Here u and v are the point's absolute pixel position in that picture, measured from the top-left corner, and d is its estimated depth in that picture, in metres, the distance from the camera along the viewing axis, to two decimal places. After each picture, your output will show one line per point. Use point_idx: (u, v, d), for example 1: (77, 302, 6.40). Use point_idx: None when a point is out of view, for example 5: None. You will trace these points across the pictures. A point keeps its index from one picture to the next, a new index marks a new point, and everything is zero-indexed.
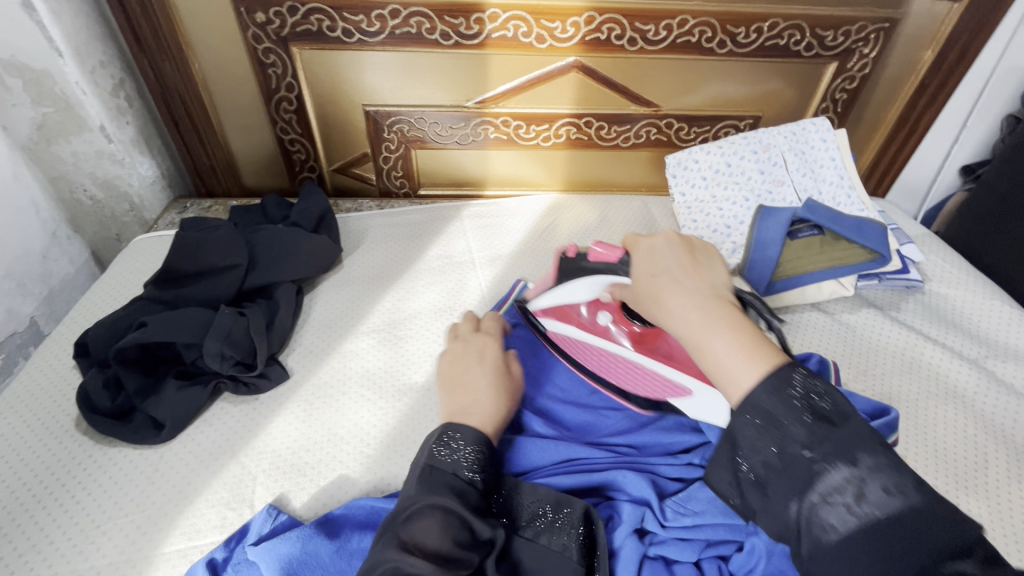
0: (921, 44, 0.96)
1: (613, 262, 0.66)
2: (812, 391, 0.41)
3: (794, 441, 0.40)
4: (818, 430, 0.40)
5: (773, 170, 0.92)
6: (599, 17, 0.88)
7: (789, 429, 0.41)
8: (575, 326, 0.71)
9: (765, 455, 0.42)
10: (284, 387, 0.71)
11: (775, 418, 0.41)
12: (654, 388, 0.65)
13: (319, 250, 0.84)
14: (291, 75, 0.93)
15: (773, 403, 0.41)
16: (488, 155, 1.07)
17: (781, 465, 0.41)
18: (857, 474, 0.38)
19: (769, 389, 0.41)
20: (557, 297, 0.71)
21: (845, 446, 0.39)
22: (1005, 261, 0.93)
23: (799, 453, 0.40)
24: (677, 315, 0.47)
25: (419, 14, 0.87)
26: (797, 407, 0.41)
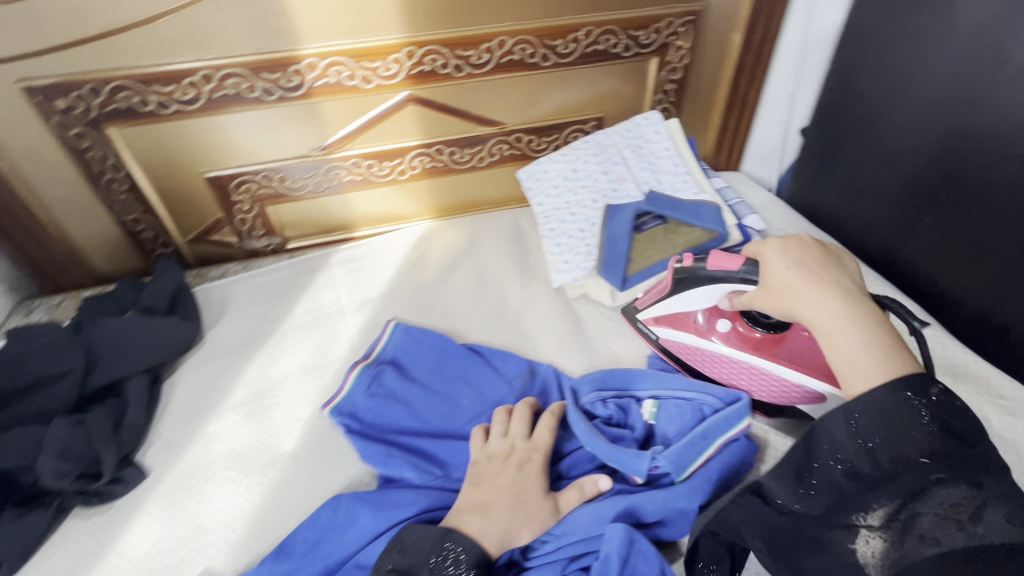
0: (727, 30, 1.03)
1: (733, 269, 0.67)
2: (947, 405, 0.47)
3: (914, 449, 0.45)
4: (948, 445, 0.45)
5: (615, 169, 0.96)
6: (418, 51, 0.90)
7: (915, 435, 0.45)
8: (692, 333, 0.76)
9: (875, 453, 0.46)
10: (141, 488, 0.68)
11: (904, 422, 0.46)
12: (777, 391, 0.71)
13: (170, 332, 0.81)
14: (114, 155, 0.89)
15: (901, 406, 0.46)
16: (349, 197, 1.07)
17: (893, 467, 0.45)
18: (976, 496, 0.43)
19: (895, 391, 0.47)
20: (673, 307, 0.77)
21: (954, 469, 0.44)
22: (834, 215, 1.01)
23: (918, 460, 0.45)
24: (821, 309, 0.54)
25: (234, 75, 0.85)
26: (926, 416, 0.46)
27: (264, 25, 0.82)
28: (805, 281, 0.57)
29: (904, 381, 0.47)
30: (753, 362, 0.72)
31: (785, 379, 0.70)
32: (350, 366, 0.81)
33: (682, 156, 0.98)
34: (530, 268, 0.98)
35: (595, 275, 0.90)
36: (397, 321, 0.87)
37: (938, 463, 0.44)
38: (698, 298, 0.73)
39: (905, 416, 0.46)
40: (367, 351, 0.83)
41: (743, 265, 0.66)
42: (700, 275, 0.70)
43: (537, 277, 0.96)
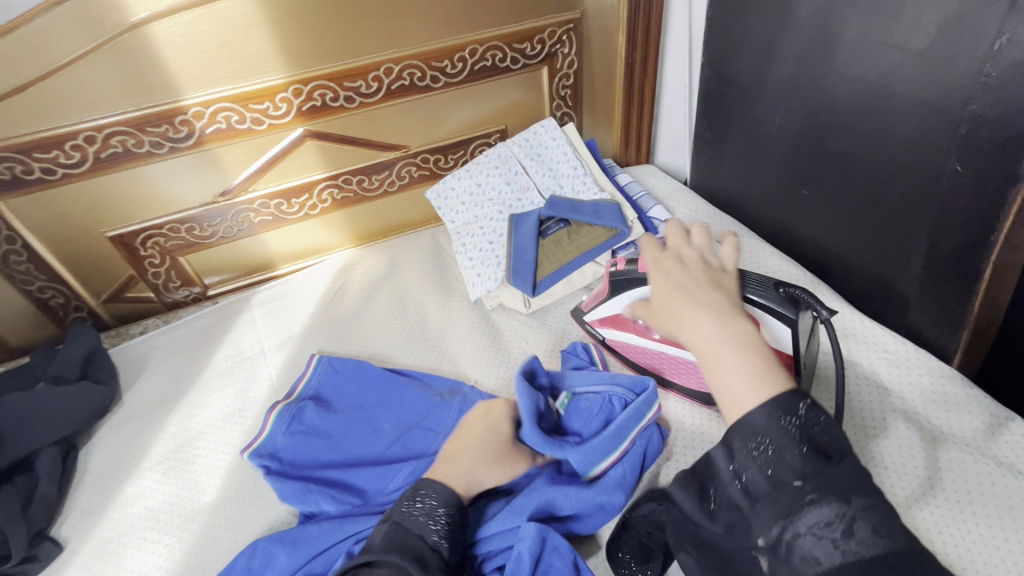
0: (611, 33, 1.07)
1: None
2: (813, 418, 0.43)
3: (790, 472, 0.42)
4: (815, 464, 0.41)
5: (517, 179, 0.99)
6: (305, 88, 0.91)
7: (786, 456, 0.42)
8: (632, 332, 0.77)
9: (755, 477, 0.43)
10: (58, 562, 0.67)
11: (773, 445, 0.43)
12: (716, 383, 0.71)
13: (81, 399, 0.80)
14: (6, 227, 0.88)
15: (772, 427, 0.43)
16: (264, 238, 1.07)
17: (771, 490, 0.42)
18: (846, 512, 0.39)
19: (768, 412, 0.43)
20: (612, 308, 0.78)
21: (829, 488, 0.40)
22: (735, 196, 1.06)
23: (791, 481, 0.42)
24: (694, 330, 0.50)
25: (119, 132, 0.85)
26: (797, 437, 0.42)
27: (142, 80, 0.82)
28: (682, 302, 0.52)
29: (772, 402, 0.44)
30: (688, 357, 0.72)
31: None
32: (270, 408, 0.81)
33: (581, 158, 1.01)
34: (449, 285, 1.00)
35: (507, 284, 0.92)
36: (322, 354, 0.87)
37: (813, 485, 0.41)
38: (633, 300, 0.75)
39: (778, 437, 0.43)
40: (288, 391, 0.83)
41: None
42: (632, 278, 0.73)
43: (456, 293, 0.98)
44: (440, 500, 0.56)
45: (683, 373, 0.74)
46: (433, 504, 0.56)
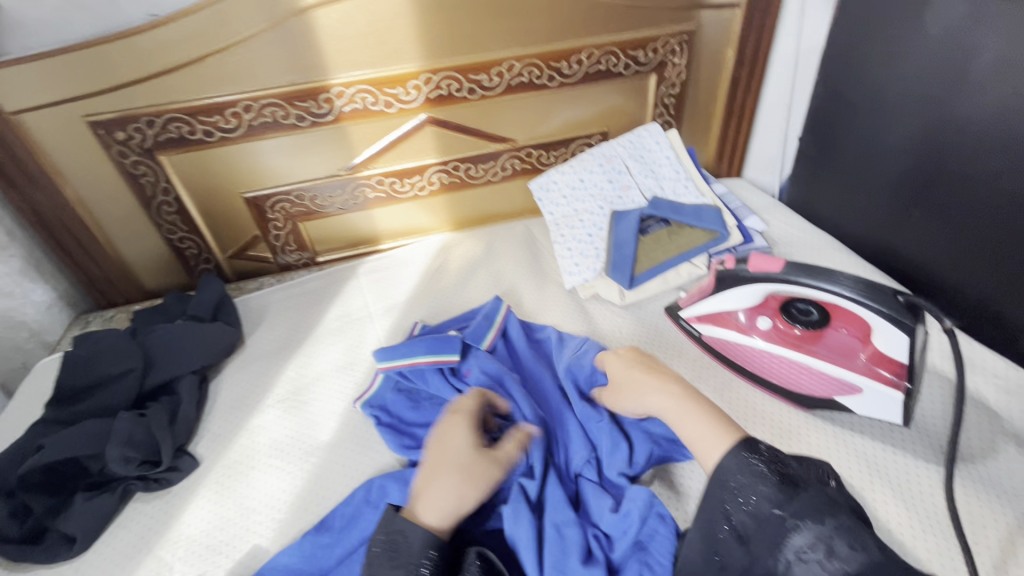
0: (721, 47, 1.11)
1: (773, 271, 0.73)
2: (776, 456, 0.53)
3: (767, 502, 0.50)
4: (788, 493, 0.49)
5: (620, 178, 1.03)
6: (435, 77, 0.99)
7: (761, 495, 0.50)
8: (733, 330, 0.81)
9: (742, 515, 0.51)
10: (195, 475, 0.75)
11: (743, 482, 0.52)
12: (819, 386, 0.74)
13: (216, 337, 0.89)
14: (164, 180, 0.99)
15: (742, 467, 0.53)
16: (373, 213, 1.15)
17: (756, 522, 0.49)
18: (826, 531, 0.46)
19: (734, 460, 0.53)
20: (715, 305, 0.82)
21: (806, 508, 0.48)
22: (832, 214, 1.06)
23: (771, 512, 0.49)
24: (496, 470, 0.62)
25: (272, 104, 0.95)
26: (767, 472, 0.51)
27: (299, 59, 0.92)
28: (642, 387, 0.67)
29: (732, 456, 0.54)
30: (794, 357, 0.76)
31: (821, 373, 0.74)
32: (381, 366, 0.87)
33: (682, 163, 1.05)
34: (543, 273, 1.05)
35: (604, 276, 0.97)
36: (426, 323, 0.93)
37: (790, 510, 0.48)
38: (739, 297, 0.79)
39: (747, 475, 0.52)
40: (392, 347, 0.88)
41: (782, 268, 0.72)
42: (742, 276, 0.76)
43: (550, 281, 1.03)
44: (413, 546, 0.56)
45: (786, 373, 0.76)
46: (409, 554, 0.55)
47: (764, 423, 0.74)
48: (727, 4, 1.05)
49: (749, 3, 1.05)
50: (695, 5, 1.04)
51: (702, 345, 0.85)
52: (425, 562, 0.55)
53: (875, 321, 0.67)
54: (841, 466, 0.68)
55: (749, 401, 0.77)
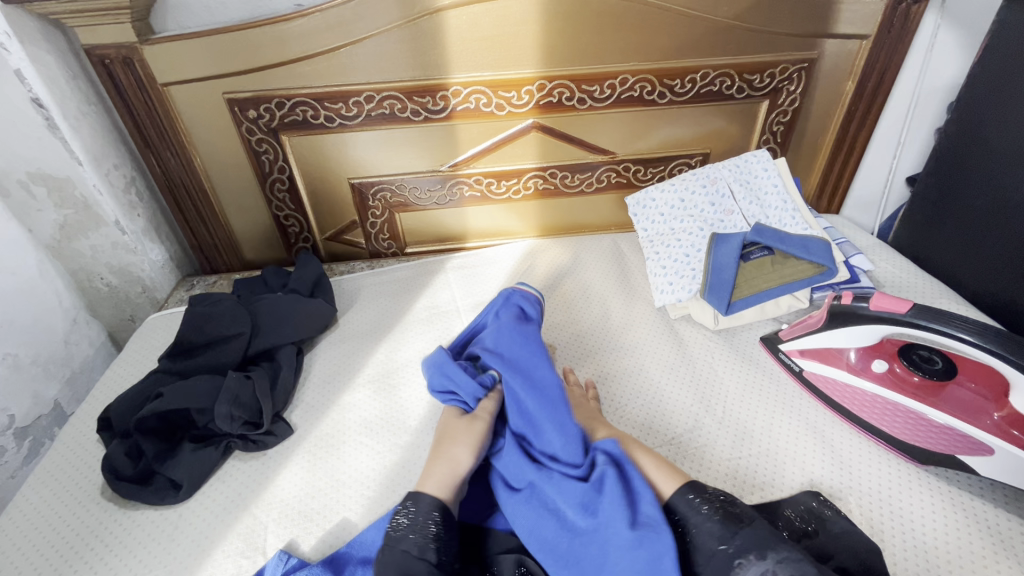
0: (842, 78, 1.08)
1: (901, 312, 0.70)
2: (720, 497, 0.59)
3: (713, 538, 0.55)
4: (730, 528, 0.55)
5: (723, 201, 1.01)
6: (549, 84, 1.00)
7: (706, 528, 0.56)
8: (842, 368, 0.78)
9: (694, 550, 0.56)
10: (289, 442, 0.77)
11: (689, 517, 0.58)
12: (939, 441, 0.69)
13: (315, 312, 0.93)
14: (282, 159, 1.04)
15: (685, 507, 0.59)
16: (466, 211, 1.18)
17: (705, 560, 0.55)
18: (771, 568, 0.51)
19: (681, 492, 0.61)
20: (823, 341, 0.79)
21: (746, 544, 0.53)
22: (949, 261, 1.00)
23: (718, 548, 0.54)
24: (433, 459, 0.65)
25: (392, 97, 0.98)
26: (711, 510, 0.58)
27: (424, 56, 0.95)
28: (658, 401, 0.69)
29: (679, 492, 0.61)
30: (913, 406, 0.72)
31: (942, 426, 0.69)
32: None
33: (789, 193, 1.02)
34: (632, 289, 1.04)
35: (699, 297, 0.94)
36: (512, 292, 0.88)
37: (734, 546, 0.54)
38: (854, 337, 0.76)
39: (693, 513, 0.58)
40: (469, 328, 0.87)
41: (910, 310, 0.69)
42: (861, 314, 0.74)
43: (639, 298, 1.01)
44: (419, 514, 0.59)
45: (901, 421, 0.72)
46: (420, 511, 0.59)
47: (867, 476, 0.69)
48: (855, 35, 1.02)
49: (879, 35, 1.01)
50: (822, 33, 1.01)
51: (803, 380, 0.81)
52: (435, 523, 0.58)
53: (1012, 376, 0.63)
54: (962, 540, 0.61)
55: (852, 449, 0.72)
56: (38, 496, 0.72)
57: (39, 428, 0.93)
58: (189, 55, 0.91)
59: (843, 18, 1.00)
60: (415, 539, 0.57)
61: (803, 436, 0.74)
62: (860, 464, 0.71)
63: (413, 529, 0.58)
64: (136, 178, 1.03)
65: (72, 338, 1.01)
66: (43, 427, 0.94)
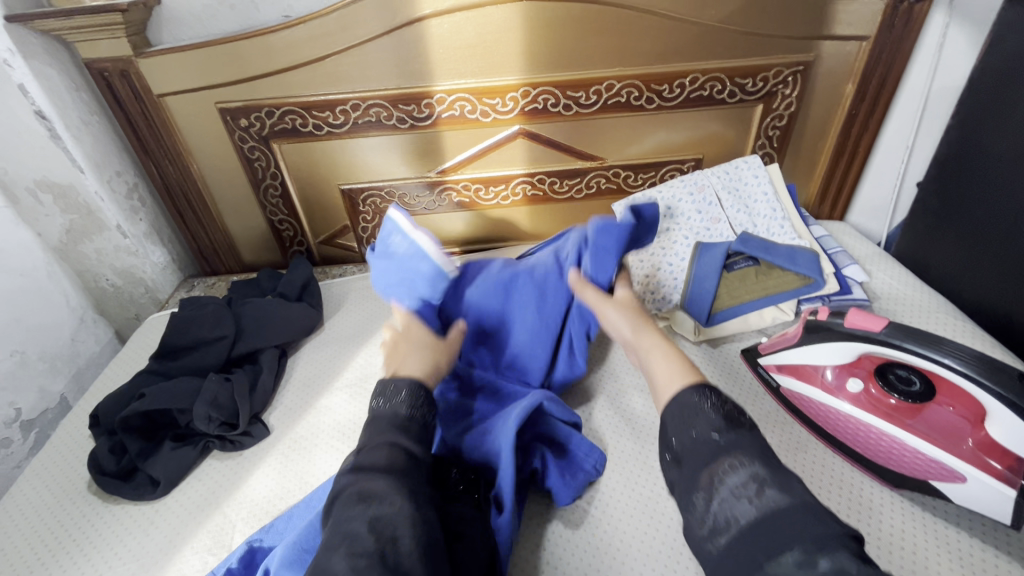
0: (841, 81, 1.04)
1: (874, 331, 0.67)
2: (729, 403, 0.54)
3: (710, 428, 0.51)
4: (729, 430, 0.51)
5: (710, 209, 0.99)
6: (533, 91, 1.00)
7: (703, 419, 0.52)
8: (818, 386, 0.75)
9: (684, 438, 0.53)
10: (265, 443, 0.80)
11: (692, 405, 0.54)
12: (912, 466, 0.66)
13: (299, 317, 0.95)
14: (274, 165, 1.07)
15: (691, 401, 0.55)
16: (456, 216, 1.19)
17: (692, 446, 0.52)
18: (759, 471, 0.46)
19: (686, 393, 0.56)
20: (799, 357, 0.76)
21: (738, 444, 0.49)
22: (950, 272, 0.95)
23: (710, 437, 0.51)
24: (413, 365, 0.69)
25: (377, 105, 1.00)
26: (712, 408, 0.53)
27: (407, 65, 0.96)
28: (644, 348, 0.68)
29: (687, 392, 0.55)
30: (885, 428, 0.69)
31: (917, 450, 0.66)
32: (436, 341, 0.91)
33: (779, 201, 0.99)
34: None
35: (679, 308, 0.93)
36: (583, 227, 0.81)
37: (727, 438, 0.50)
38: (828, 354, 0.73)
39: (692, 409, 0.54)
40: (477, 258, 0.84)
41: (884, 329, 0.66)
42: (834, 330, 0.71)
43: None
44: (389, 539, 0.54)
45: (873, 444, 0.69)
46: (397, 391, 0.61)
47: (842, 497, 0.66)
48: (854, 36, 0.98)
49: (879, 36, 0.97)
50: (818, 35, 0.98)
51: (780, 397, 0.79)
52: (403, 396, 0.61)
53: (988, 404, 0.59)
54: (929, 569, 0.58)
55: (824, 469, 0.70)
56: (32, 489, 0.77)
57: (46, 422, 0.98)
58: (183, 66, 0.94)
59: (840, 20, 0.96)
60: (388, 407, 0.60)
61: (776, 454, 0.72)
62: (832, 484, 0.68)
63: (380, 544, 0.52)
64: (139, 184, 1.08)
65: (79, 337, 1.06)
66: (49, 420, 0.99)
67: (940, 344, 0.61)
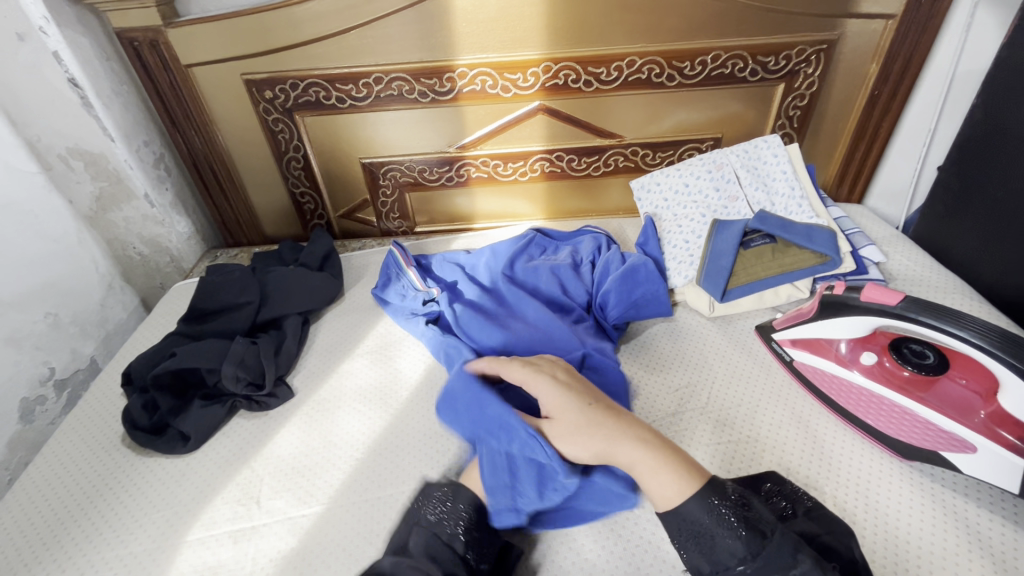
0: (865, 61, 1.03)
1: (890, 305, 0.67)
2: (742, 503, 0.53)
3: (733, 556, 0.50)
4: (754, 545, 0.50)
5: (728, 187, 1.00)
6: (555, 66, 1.00)
7: (721, 542, 0.51)
8: (831, 360, 0.76)
9: (699, 556, 0.53)
10: (290, 404, 0.83)
11: (705, 525, 0.53)
12: (921, 438, 0.67)
13: (321, 286, 0.98)
14: (297, 138, 1.09)
15: (700, 512, 0.54)
16: (474, 193, 1.20)
17: (713, 570, 0.52)
18: None
19: (698, 503, 0.54)
20: (814, 331, 0.77)
21: (766, 569, 0.49)
22: (969, 253, 0.95)
23: (734, 566, 0.50)
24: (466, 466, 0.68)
25: (399, 78, 1.01)
26: (729, 521, 0.52)
27: (430, 39, 0.97)
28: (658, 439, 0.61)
29: (698, 498, 0.54)
30: (899, 400, 0.71)
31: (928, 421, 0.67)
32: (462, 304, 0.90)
33: (799, 180, 0.99)
34: None
35: (695, 284, 0.93)
36: (598, 236, 1.02)
37: (752, 569, 0.49)
38: (843, 328, 0.74)
39: (709, 521, 0.53)
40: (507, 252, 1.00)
41: (900, 302, 0.66)
42: (851, 304, 0.71)
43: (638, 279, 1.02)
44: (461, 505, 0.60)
45: (885, 415, 0.70)
46: (455, 502, 0.60)
47: (849, 466, 0.68)
48: (880, 15, 0.97)
49: (906, 15, 0.96)
50: (843, 13, 0.97)
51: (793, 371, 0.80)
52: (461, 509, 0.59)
53: (1002, 376, 0.60)
54: (934, 536, 0.60)
55: (835, 439, 0.71)
56: (69, 442, 0.81)
57: (77, 382, 1.01)
58: (210, 37, 0.96)
59: None
60: (445, 521, 0.58)
61: (786, 425, 0.73)
62: (840, 453, 0.70)
63: (447, 519, 0.58)
64: (165, 154, 1.11)
65: (107, 302, 1.07)
66: (80, 381, 1.01)
67: (958, 318, 0.62)
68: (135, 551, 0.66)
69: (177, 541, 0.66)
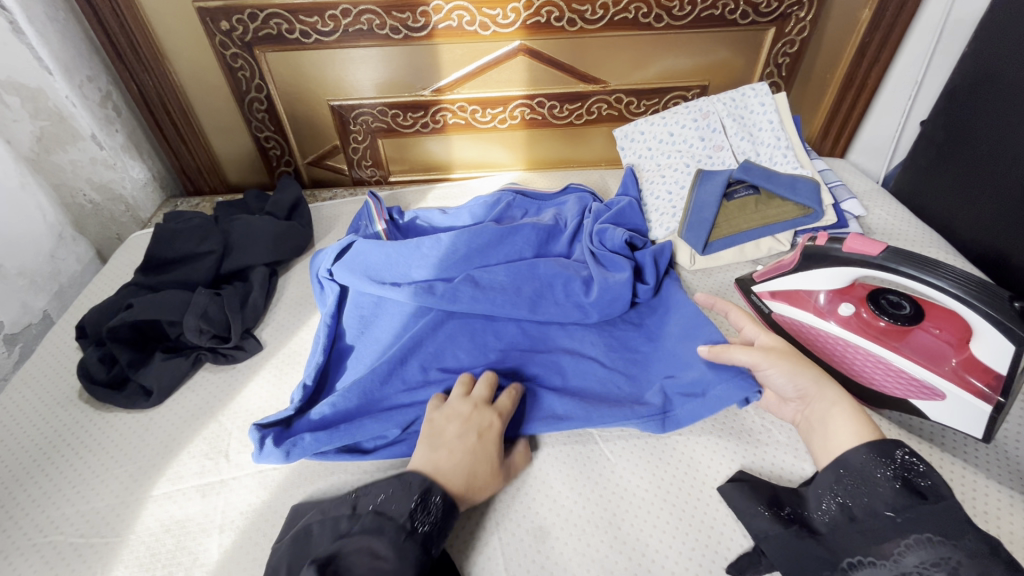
0: (858, 5, 0.99)
1: (872, 255, 0.66)
2: (908, 466, 0.50)
3: (882, 502, 0.48)
4: (907, 500, 0.47)
5: (713, 136, 0.97)
6: (537, 2, 0.94)
7: (879, 490, 0.49)
8: (809, 311, 0.75)
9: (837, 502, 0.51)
10: (258, 357, 0.80)
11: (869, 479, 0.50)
12: (893, 384, 0.68)
13: (289, 235, 0.93)
14: (259, 77, 1.01)
15: (869, 463, 0.51)
16: (451, 140, 1.15)
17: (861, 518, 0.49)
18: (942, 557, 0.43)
19: (867, 453, 0.52)
20: (794, 284, 0.76)
21: (920, 520, 0.45)
22: (948, 205, 0.95)
23: (883, 512, 0.47)
24: None
25: (369, 11, 0.93)
26: (890, 477, 0.49)
27: None
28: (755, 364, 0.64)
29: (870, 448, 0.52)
30: (873, 350, 0.70)
31: (899, 370, 0.68)
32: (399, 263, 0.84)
33: (785, 130, 0.97)
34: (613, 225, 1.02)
35: (676, 236, 0.91)
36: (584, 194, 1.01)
37: (905, 517, 0.46)
38: (824, 279, 0.72)
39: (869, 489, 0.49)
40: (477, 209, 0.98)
41: (881, 253, 0.65)
42: (833, 256, 0.70)
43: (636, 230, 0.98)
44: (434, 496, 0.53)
45: (858, 364, 0.71)
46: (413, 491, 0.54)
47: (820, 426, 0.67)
48: None
49: None
50: None
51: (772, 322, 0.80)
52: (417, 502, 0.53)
53: (977, 326, 0.61)
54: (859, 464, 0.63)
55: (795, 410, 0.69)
56: (20, 399, 0.76)
57: (30, 336, 0.95)
58: None
59: None
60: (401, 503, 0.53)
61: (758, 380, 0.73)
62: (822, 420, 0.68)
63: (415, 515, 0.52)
64: (112, 92, 1.02)
65: (58, 254, 1.00)
66: (33, 334, 0.96)
67: (936, 266, 0.62)
68: (98, 507, 0.63)
69: (142, 496, 0.64)
